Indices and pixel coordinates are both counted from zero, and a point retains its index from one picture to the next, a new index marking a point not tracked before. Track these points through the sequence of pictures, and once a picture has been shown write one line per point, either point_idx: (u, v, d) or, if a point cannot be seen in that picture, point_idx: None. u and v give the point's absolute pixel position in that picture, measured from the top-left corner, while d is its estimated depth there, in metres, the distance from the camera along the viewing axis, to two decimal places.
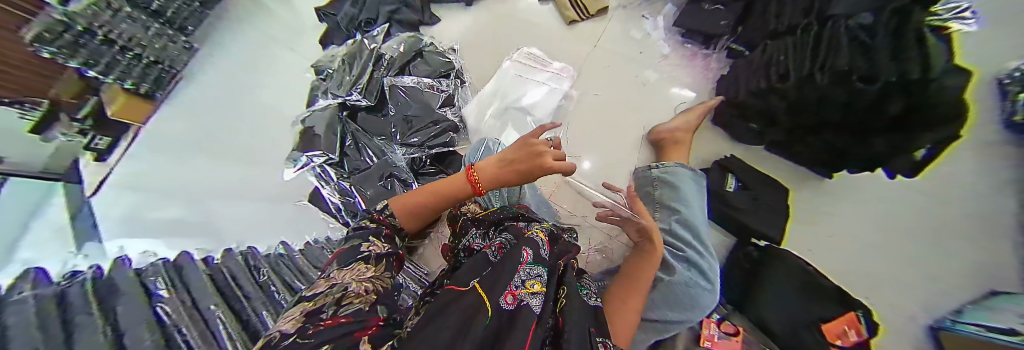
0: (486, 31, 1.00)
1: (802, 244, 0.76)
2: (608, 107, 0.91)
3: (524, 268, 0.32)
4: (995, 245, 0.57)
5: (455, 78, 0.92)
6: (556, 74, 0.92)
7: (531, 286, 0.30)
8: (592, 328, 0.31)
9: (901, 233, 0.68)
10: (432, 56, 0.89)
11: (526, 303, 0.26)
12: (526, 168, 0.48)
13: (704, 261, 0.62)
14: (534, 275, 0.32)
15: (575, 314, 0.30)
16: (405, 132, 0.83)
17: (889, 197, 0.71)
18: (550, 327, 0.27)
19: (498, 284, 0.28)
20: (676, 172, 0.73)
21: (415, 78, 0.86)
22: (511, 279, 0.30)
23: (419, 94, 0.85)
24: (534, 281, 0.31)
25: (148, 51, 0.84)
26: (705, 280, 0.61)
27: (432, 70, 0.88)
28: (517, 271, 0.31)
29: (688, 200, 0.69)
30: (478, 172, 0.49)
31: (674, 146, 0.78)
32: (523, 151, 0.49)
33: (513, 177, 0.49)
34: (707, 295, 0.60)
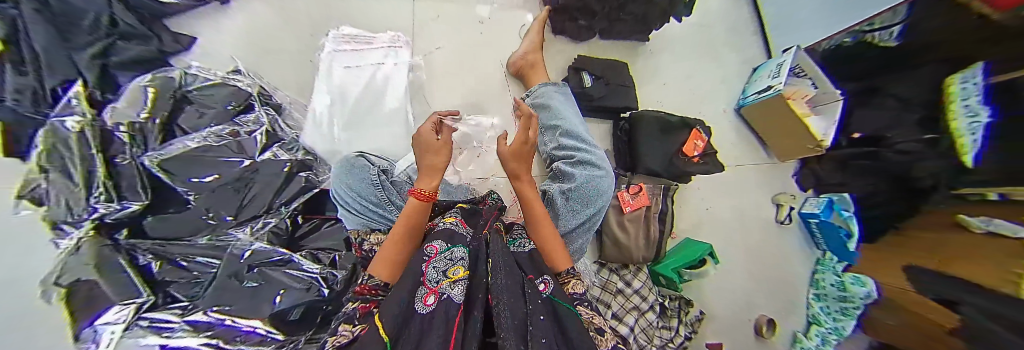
0: (259, 23, 0.72)
1: (710, 202, 0.88)
2: (461, 94, 0.77)
3: (440, 260, 0.40)
4: (859, 148, 0.78)
5: (262, 105, 0.61)
6: (390, 47, 0.72)
7: (453, 274, 0.38)
8: (519, 275, 0.40)
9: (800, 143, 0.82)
10: (214, 88, 0.57)
11: (447, 295, 0.34)
12: (439, 150, 0.48)
13: (593, 153, 0.60)
14: (452, 263, 0.40)
15: (502, 267, 0.39)
16: (225, 205, 0.51)
17: (794, 121, 0.79)
18: (477, 303, 0.35)
19: (417, 288, 0.35)
20: (543, 93, 0.67)
21: (199, 132, 0.52)
22: (431, 277, 0.37)
23: (248, 144, 0.56)
24: (454, 268, 0.39)
25: (62, 162, 0.41)
26: (597, 168, 0.59)
27: (218, 105, 0.56)
28: (433, 268, 0.39)
29: (561, 113, 0.64)
30: (421, 185, 0.47)
31: (532, 71, 0.72)
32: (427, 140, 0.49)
33: (439, 161, 0.48)
34: (605, 180, 0.59)
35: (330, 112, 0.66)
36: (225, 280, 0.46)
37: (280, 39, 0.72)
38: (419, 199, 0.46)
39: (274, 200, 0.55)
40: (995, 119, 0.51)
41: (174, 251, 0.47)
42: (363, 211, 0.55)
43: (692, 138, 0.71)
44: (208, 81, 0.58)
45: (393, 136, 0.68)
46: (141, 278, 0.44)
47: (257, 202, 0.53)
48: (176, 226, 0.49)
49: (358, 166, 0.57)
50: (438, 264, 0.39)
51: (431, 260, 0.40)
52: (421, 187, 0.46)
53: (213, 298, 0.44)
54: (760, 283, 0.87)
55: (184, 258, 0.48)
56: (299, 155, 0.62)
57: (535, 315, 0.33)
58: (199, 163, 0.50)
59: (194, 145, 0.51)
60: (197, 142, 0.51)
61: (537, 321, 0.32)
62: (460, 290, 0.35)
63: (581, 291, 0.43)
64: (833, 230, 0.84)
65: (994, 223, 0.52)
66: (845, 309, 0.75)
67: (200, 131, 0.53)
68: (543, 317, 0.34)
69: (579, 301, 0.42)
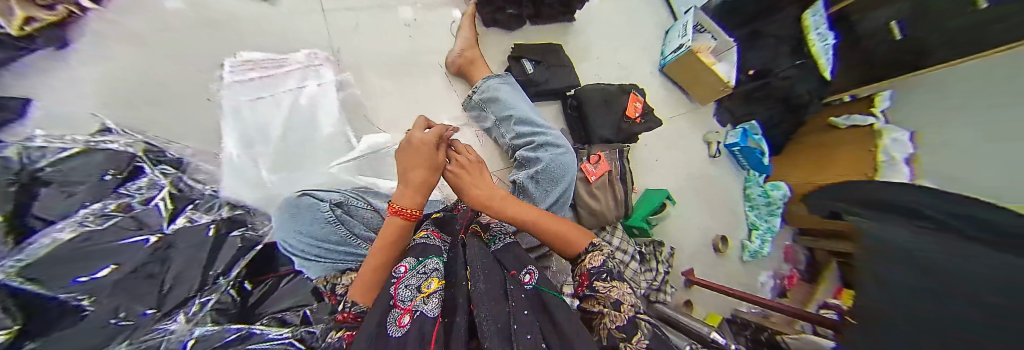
0: (126, 69, 0.58)
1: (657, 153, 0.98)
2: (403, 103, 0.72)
3: (412, 275, 0.39)
4: (756, 81, 0.94)
5: (156, 166, 0.51)
6: (304, 67, 0.65)
7: (427, 288, 0.37)
8: (500, 275, 0.41)
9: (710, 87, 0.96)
10: (72, 156, 0.45)
11: (421, 311, 0.33)
12: (432, 161, 0.49)
13: (548, 134, 0.62)
14: (427, 276, 0.39)
15: (481, 271, 0.40)
16: (138, 296, 0.37)
17: (702, 69, 0.92)
18: (459, 309, 0.36)
19: (389, 312, 0.33)
20: (486, 85, 0.66)
21: (76, 209, 0.40)
22: (401, 296, 0.35)
23: (148, 216, 0.44)
24: (428, 282, 0.38)
25: None
26: (557, 146, 0.61)
27: (86, 173, 0.44)
28: (404, 286, 0.37)
29: (510, 102, 0.65)
30: (399, 203, 0.46)
31: (473, 67, 0.70)
32: (417, 149, 0.49)
33: (427, 175, 0.48)
34: (566, 156, 0.61)
35: (251, 156, 0.57)
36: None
37: (164, 85, 0.60)
38: (402, 218, 0.45)
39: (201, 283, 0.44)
40: (836, 40, 0.82)
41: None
42: (325, 254, 0.48)
43: (631, 101, 0.78)
44: (68, 149, 0.45)
45: (336, 165, 0.61)
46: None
47: (189, 277, 0.43)
48: (75, 345, 0.30)
49: (306, 206, 0.50)
50: (409, 280, 0.37)
51: (400, 279, 0.38)
52: (406, 205, 0.46)
53: None
54: (710, 210, 1.01)
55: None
56: (224, 212, 0.53)
57: (518, 310, 0.35)
58: (90, 254, 0.37)
59: (70, 234, 0.37)
60: (71, 231, 0.37)
61: (521, 315, 0.34)
62: (434, 304, 0.34)
63: (597, 265, 0.44)
64: (751, 152, 1.00)
65: (852, 118, 0.83)
66: (770, 211, 0.97)
67: (63, 218, 0.38)
68: (527, 311, 0.35)
69: (596, 275, 0.42)
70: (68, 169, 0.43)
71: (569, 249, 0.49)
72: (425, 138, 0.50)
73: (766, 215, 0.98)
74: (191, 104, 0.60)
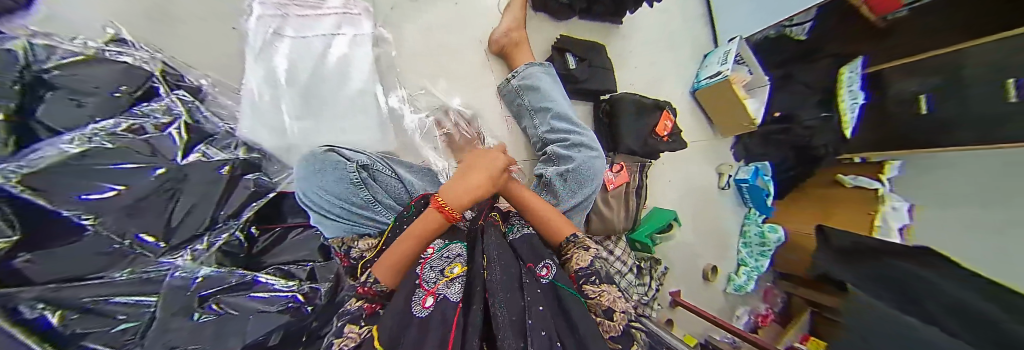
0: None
1: (668, 175, 1.00)
2: (437, 73, 0.69)
3: (437, 258, 0.39)
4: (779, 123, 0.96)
5: (176, 93, 0.49)
6: (344, 13, 0.59)
7: (451, 272, 0.37)
8: (516, 267, 0.39)
9: (736, 120, 0.97)
10: (89, 65, 0.41)
11: (445, 295, 0.33)
12: (493, 175, 0.52)
13: (583, 135, 0.61)
14: (451, 260, 0.39)
15: (501, 261, 0.38)
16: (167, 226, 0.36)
17: (734, 102, 0.93)
18: (476, 295, 0.34)
19: (414, 291, 0.34)
20: (529, 72, 0.64)
21: (108, 121, 0.38)
22: (426, 278, 0.36)
23: (166, 144, 0.42)
24: (452, 266, 0.38)
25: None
26: (590, 149, 0.60)
27: (105, 84, 0.41)
28: (429, 268, 0.37)
29: (551, 95, 0.63)
30: (447, 200, 0.46)
31: (516, 51, 0.68)
32: (489, 164, 0.53)
33: (482, 191, 0.50)
34: (597, 161, 0.60)
35: (274, 96, 0.53)
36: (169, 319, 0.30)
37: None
38: (443, 215, 0.45)
39: (203, 229, 0.40)
40: (866, 100, 0.81)
41: (85, 293, 0.28)
42: (349, 215, 0.48)
43: (662, 119, 0.77)
44: (70, 57, 0.40)
45: (360, 125, 0.58)
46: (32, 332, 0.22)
47: (189, 218, 0.39)
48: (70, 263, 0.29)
49: (330, 163, 0.47)
50: (434, 264, 0.38)
51: (426, 262, 0.38)
52: (453, 205, 0.46)
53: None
54: (706, 238, 1.04)
55: (94, 301, 0.28)
56: (239, 153, 0.50)
57: (534, 306, 0.34)
58: (91, 175, 0.32)
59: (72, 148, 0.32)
60: (77, 146, 0.32)
61: (536, 312, 0.33)
62: (457, 288, 0.34)
63: (586, 266, 0.43)
64: (757, 192, 1.03)
65: (861, 179, 0.85)
66: (761, 251, 1.03)
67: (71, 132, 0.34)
68: (543, 308, 0.34)
69: (585, 279, 0.41)
70: (75, 75, 0.38)
71: (553, 238, 0.51)
72: (499, 160, 0.55)
73: (757, 254, 1.04)
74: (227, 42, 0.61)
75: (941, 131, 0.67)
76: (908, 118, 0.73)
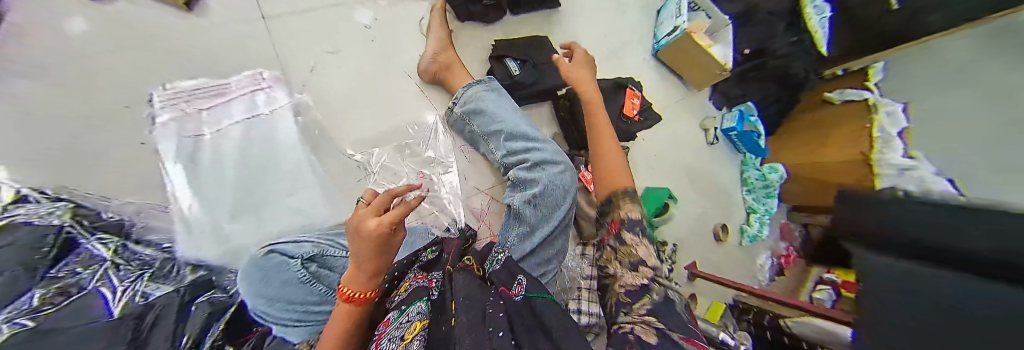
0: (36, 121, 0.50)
1: (652, 147, 0.95)
2: (373, 116, 0.63)
3: (394, 327, 0.35)
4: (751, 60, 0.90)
5: (96, 235, 0.45)
6: (257, 89, 0.57)
7: (410, 333, 0.33)
8: (484, 298, 0.36)
9: (705, 69, 0.91)
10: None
11: None
12: (385, 245, 0.34)
13: (546, 148, 0.57)
14: (409, 321, 0.35)
15: (463, 302, 0.35)
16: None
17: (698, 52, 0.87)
18: None
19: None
20: (468, 94, 0.60)
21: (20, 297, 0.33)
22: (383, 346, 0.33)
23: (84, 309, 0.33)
24: (410, 328, 0.34)
25: None
26: (553, 164, 0.55)
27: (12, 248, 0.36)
28: (387, 337, 0.34)
29: (498, 116, 0.58)
30: (351, 287, 0.36)
31: (451, 73, 0.63)
32: (366, 244, 0.33)
33: (381, 264, 0.36)
34: (565, 174, 0.56)
35: (205, 205, 0.50)
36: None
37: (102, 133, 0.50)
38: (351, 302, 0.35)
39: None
40: (833, 13, 0.83)
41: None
42: (309, 315, 0.42)
43: (628, 98, 0.72)
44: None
45: (307, 203, 0.54)
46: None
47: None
48: None
49: (273, 266, 0.42)
50: (392, 332, 0.34)
51: (382, 336, 0.34)
52: (359, 290, 0.36)
53: None
54: (710, 199, 1.00)
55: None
56: (186, 277, 0.45)
57: (495, 335, 0.29)
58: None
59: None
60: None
61: (497, 341, 0.28)
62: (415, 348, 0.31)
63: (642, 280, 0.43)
64: (748, 136, 0.99)
65: (846, 92, 0.82)
66: (768, 193, 1.00)
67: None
68: (504, 333, 0.30)
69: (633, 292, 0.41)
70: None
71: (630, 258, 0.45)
72: (380, 227, 0.33)
73: (765, 196, 1.01)
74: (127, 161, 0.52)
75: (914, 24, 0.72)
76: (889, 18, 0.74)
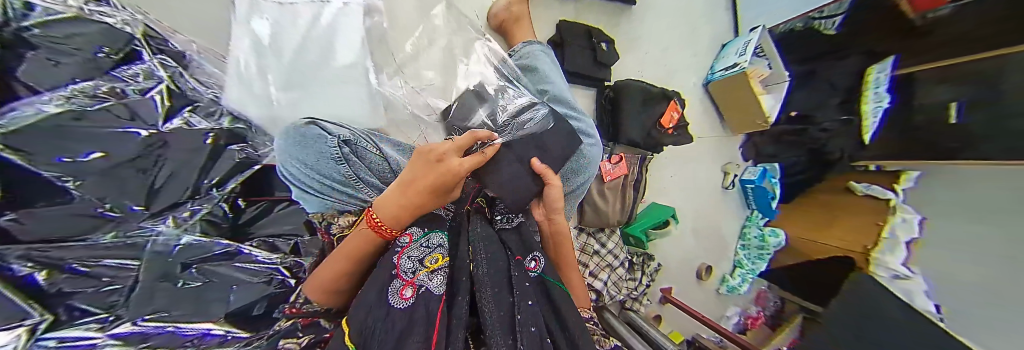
0: None
1: (667, 170, 0.97)
2: None
3: (416, 246, 0.37)
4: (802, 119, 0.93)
5: (155, 56, 0.47)
6: None
7: (430, 263, 0.36)
8: (505, 261, 0.40)
9: (748, 113, 0.92)
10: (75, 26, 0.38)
11: (425, 287, 0.33)
12: (443, 187, 0.36)
13: (581, 122, 0.60)
14: (429, 251, 0.37)
15: (489, 257, 0.39)
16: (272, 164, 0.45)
17: (749, 96, 0.88)
18: (461, 288, 0.36)
19: (392, 280, 0.33)
20: (526, 53, 0.64)
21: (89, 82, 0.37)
22: (405, 268, 0.34)
23: (143, 107, 0.40)
24: (432, 257, 0.36)
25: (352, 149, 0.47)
26: (589, 137, 0.59)
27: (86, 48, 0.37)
28: (408, 257, 0.35)
29: (549, 77, 0.62)
30: (382, 215, 0.36)
31: (516, 26, 0.67)
32: (438, 180, 0.35)
33: (428, 203, 0.37)
34: (593, 149, 0.58)
35: (261, 67, 0.51)
36: (159, 286, 0.34)
37: None
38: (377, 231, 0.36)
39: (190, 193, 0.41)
40: (891, 104, 0.77)
41: (68, 255, 0.30)
42: (325, 190, 0.47)
43: (669, 110, 0.73)
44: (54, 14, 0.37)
45: (350, 101, 0.56)
46: (15, 288, 0.25)
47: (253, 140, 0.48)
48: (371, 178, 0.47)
49: (312, 137, 0.46)
50: (413, 252, 0.36)
51: (404, 250, 0.36)
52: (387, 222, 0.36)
53: (142, 305, 0.31)
54: (705, 238, 1.02)
55: (82, 264, 0.30)
56: (224, 123, 0.49)
57: (523, 301, 0.36)
58: (70, 136, 0.31)
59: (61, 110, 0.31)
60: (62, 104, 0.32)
61: (526, 307, 0.35)
62: (440, 281, 0.34)
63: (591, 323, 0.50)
64: (764, 193, 1.02)
65: (874, 187, 0.80)
66: (760, 254, 1.02)
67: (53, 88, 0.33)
68: (533, 302, 0.37)
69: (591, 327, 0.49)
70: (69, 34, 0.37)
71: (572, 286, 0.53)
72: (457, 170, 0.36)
73: (755, 257, 1.04)
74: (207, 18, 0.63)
75: (970, 144, 0.62)
76: (938, 127, 0.68)
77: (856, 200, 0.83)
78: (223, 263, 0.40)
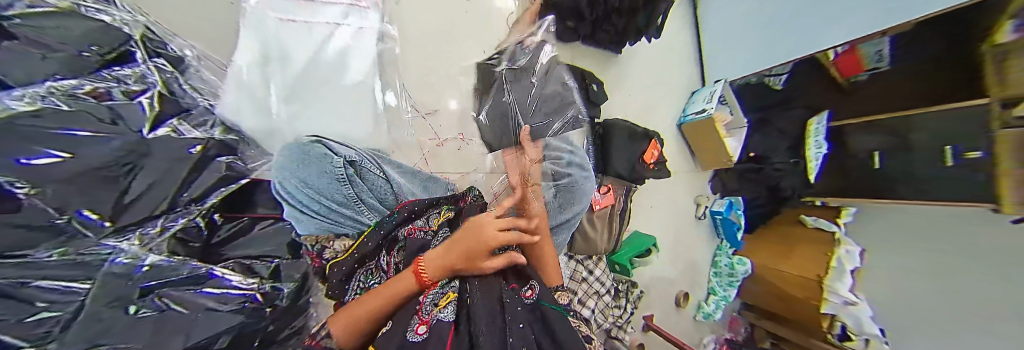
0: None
1: (647, 200, 1.05)
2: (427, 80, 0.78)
3: (433, 281, 0.39)
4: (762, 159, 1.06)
5: (150, 61, 0.43)
6: (352, 4, 0.58)
7: (444, 300, 0.38)
8: (499, 288, 0.40)
9: (717, 151, 1.03)
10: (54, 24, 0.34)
11: (438, 319, 0.35)
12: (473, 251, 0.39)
13: (574, 155, 0.62)
14: (444, 290, 0.39)
15: (482, 286, 0.39)
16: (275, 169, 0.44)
17: (716, 138, 1.00)
18: (463, 318, 0.36)
19: (411, 318, 0.35)
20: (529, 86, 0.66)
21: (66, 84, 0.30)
22: (423, 305, 0.37)
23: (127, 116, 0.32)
24: (444, 296, 0.38)
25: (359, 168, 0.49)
26: (584, 170, 0.63)
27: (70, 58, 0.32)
28: (429, 296, 0.38)
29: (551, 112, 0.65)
30: (426, 265, 0.39)
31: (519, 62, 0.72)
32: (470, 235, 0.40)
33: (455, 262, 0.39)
34: (587, 181, 0.62)
35: (264, 76, 0.51)
36: (101, 310, 0.19)
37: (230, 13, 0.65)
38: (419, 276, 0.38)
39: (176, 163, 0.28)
40: (828, 151, 0.93)
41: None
42: (325, 213, 0.47)
43: (651, 147, 0.81)
44: (40, 6, 0.35)
45: (352, 119, 0.55)
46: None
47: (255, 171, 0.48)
48: (368, 188, 0.50)
49: (313, 154, 0.45)
50: (432, 291, 0.38)
51: (426, 286, 0.39)
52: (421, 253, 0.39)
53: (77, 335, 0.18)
54: (683, 264, 1.08)
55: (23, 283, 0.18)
56: (215, 134, 0.44)
57: (513, 324, 0.36)
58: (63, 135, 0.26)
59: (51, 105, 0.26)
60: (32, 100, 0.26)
61: (516, 330, 0.35)
62: (450, 311, 0.36)
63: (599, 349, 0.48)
64: (730, 224, 1.08)
65: (820, 220, 0.94)
66: (730, 282, 1.05)
67: (31, 84, 0.28)
68: (524, 325, 0.36)
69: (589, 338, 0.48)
70: (51, 28, 0.34)
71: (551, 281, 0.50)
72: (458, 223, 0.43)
73: (726, 284, 1.06)
74: (224, 28, 0.66)
75: None
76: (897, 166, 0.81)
77: (811, 229, 0.95)
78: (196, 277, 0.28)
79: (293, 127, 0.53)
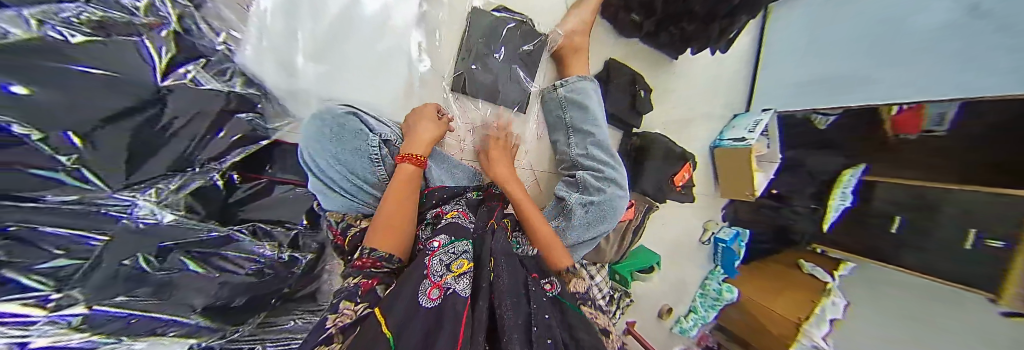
0: None
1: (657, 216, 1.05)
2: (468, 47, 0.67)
3: (446, 252, 0.44)
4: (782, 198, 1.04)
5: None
6: None
7: (457, 267, 0.43)
8: (524, 276, 0.45)
9: (740, 183, 1.01)
10: None
11: (453, 290, 0.38)
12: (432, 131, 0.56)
13: (608, 168, 0.62)
14: (458, 257, 0.44)
15: (505, 269, 0.43)
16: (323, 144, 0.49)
17: (743, 170, 0.97)
18: (482, 293, 0.40)
19: (423, 281, 0.39)
20: (583, 88, 0.66)
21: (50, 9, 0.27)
22: (434, 270, 0.41)
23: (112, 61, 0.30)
24: (459, 263, 0.43)
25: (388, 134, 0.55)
26: (620, 188, 0.61)
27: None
28: (438, 261, 0.42)
29: (597, 120, 0.64)
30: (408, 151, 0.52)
31: (574, 55, 0.70)
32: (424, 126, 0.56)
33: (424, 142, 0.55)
34: (621, 199, 0.60)
35: (292, 26, 0.50)
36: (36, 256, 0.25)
37: None
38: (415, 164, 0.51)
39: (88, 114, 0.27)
40: (852, 204, 0.83)
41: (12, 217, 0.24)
42: (354, 192, 0.51)
43: (683, 171, 0.75)
44: None
45: (380, 85, 0.59)
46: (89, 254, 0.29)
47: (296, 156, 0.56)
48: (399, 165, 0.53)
49: (352, 122, 0.51)
50: (443, 258, 0.43)
51: (434, 254, 0.44)
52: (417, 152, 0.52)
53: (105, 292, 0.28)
54: (672, 281, 1.12)
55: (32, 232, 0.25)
56: (236, 87, 0.45)
57: (540, 313, 0.38)
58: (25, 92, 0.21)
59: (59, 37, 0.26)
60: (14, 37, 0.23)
61: (542, 318, 0.38)
62: (464, 285, 0.40)
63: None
64: (730, 254, 1.08)
65: (817, 269, 0.90)
66: (713, 304, 1.09)
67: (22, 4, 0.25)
68: (549, 315, 0.39)
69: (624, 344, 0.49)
70: None
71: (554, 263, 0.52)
72: (430, 136, 0.55)
73: (709, 305, 1.10)
74: None
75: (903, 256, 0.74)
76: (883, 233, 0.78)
77: (803, 275, 0.93)
78: (170, 272, 0.35)
79: (318, 86, 0.54)
